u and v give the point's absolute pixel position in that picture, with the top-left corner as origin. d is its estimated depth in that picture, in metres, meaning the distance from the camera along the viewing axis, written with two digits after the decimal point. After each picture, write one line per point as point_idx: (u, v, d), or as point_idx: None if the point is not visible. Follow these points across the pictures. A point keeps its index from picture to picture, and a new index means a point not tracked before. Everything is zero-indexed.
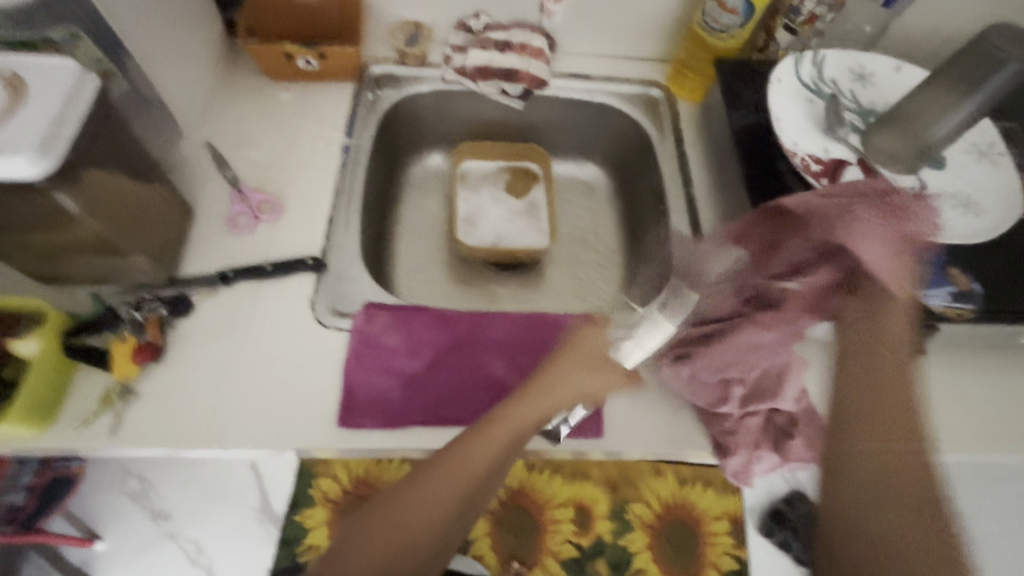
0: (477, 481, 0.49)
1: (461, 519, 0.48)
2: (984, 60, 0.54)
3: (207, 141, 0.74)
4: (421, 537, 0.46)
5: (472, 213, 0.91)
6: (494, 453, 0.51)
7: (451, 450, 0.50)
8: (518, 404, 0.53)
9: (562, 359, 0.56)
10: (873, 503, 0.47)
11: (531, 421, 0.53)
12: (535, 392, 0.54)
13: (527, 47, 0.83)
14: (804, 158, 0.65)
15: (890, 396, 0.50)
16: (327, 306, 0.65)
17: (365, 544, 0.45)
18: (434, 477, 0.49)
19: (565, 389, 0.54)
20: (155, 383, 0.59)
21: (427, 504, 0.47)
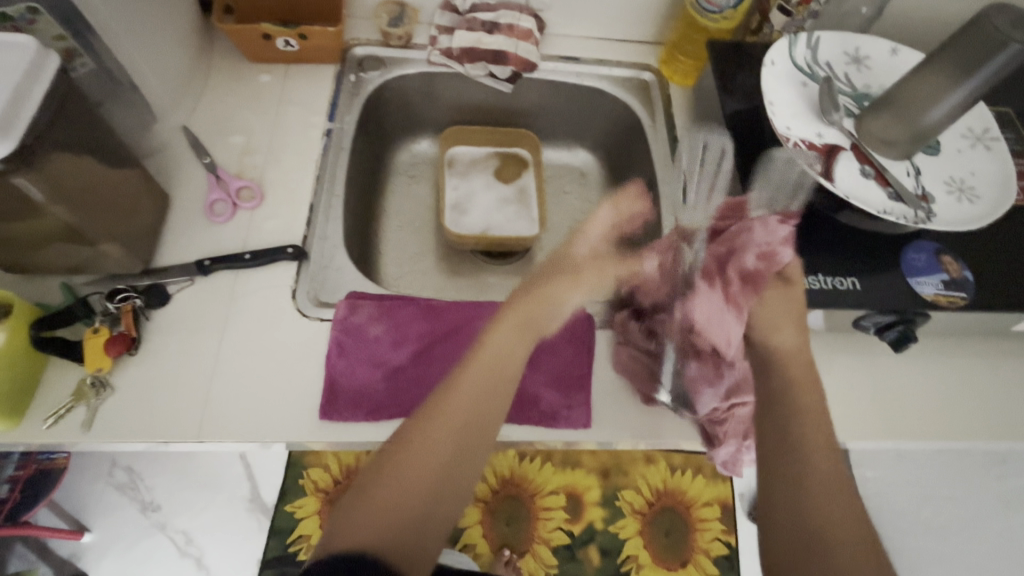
0: (455, 445, 0.49)
1: (445, 487, 0.48)
2: (988, 41, 0.51)
3: (184, 125, 0.71)
4: (403, 511, 0.46)
5: (461, 200, 0.89)
6: (470, 411, 0.50)
7: (419, 421, 0.50)
8: (491, 354, 0.53)
9: (557, 276, 0.60)
10: (810, 504, 0.47)
11: (514, 359, 0.54)
12: (516, 331, 0.55)
13: (514, 28, 0.81)
14: (797, 143, 0.62)
15: (802, 405, 0.52)
16: (309, 296, 0.63)
17: (347, 527, 0.45)
18: (409, 450, 0.48)
19: (562, 305, 0.59)
20: (131, 376, 0.57)
21: (434, 445, 0.48)
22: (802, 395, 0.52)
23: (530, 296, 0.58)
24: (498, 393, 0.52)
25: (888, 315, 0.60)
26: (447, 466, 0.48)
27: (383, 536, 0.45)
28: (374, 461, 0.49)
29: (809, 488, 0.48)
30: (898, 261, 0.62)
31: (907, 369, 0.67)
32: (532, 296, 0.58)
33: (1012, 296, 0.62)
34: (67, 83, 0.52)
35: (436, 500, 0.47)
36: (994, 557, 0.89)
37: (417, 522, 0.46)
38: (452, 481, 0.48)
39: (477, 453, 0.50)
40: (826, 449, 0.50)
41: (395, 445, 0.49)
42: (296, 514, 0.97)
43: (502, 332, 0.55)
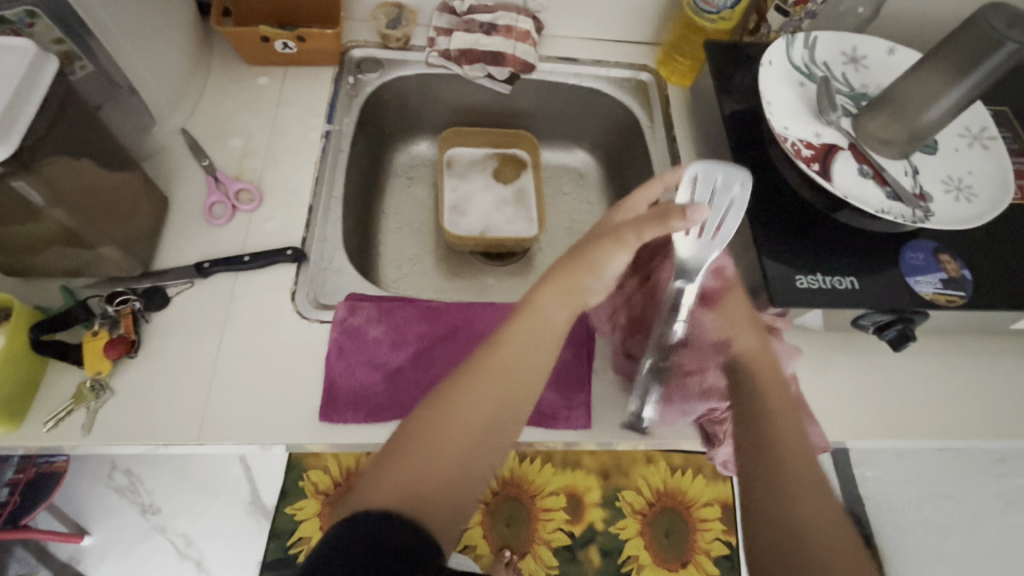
0: (495, 406, 0.49)
1: (482, 448, 0.48)
2: (985, 40, 0.51)
3: (183, 128, 0.72)
4: (449, 465, 0.46)
5: (460, 201, 0.89)
6: (510, 375, 0.51)
7: (460, 380, 0.50)
8: (534, 320, 0.53)
9: (600, 242, 0.55)
10: (790, 503, 0.48)
11: (556, 327, 0.54)
12: (559, 296, 0.55)
13: (513, 29, 0.81)
14: (794, 143, 0.62)
15: (780, 416, 0.54)
16: (308, 298, 0.63)
17: (385, 480, 0.45)
18: (449, 409, 0.48)
19: (604, 271, 0.55)
20: (131, 378, 0.57)
21: (480, 402, 0.49)
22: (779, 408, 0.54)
23: (570, 266, 0.55)
24: (538, 360, 0.52)
25: (887, 314, 0.60)
26: (485, 428, 0.48)
27: (420, 490, 0.45)
28: (412, 419, 0.49)
29: (787, 487, 0.49)
30: (896, 260, 0.62)
31: (906, 368, 0.67)
32: (572, 262, 0.55)
33: (1010, 295, 0.62)
34: (63, 86, 0.52)
35: (473, 461, 0.47)
36: (989, 554, 0.90)
37: (453, 479, 0.46)
38: (488, 444, 0.48)
39: (513, 417, 0.50)
40: (799, 448, 0.51)
41: (434, 404, 0.49)
42: (296, 516, 0.99)
43: (548, 297, 0.55)
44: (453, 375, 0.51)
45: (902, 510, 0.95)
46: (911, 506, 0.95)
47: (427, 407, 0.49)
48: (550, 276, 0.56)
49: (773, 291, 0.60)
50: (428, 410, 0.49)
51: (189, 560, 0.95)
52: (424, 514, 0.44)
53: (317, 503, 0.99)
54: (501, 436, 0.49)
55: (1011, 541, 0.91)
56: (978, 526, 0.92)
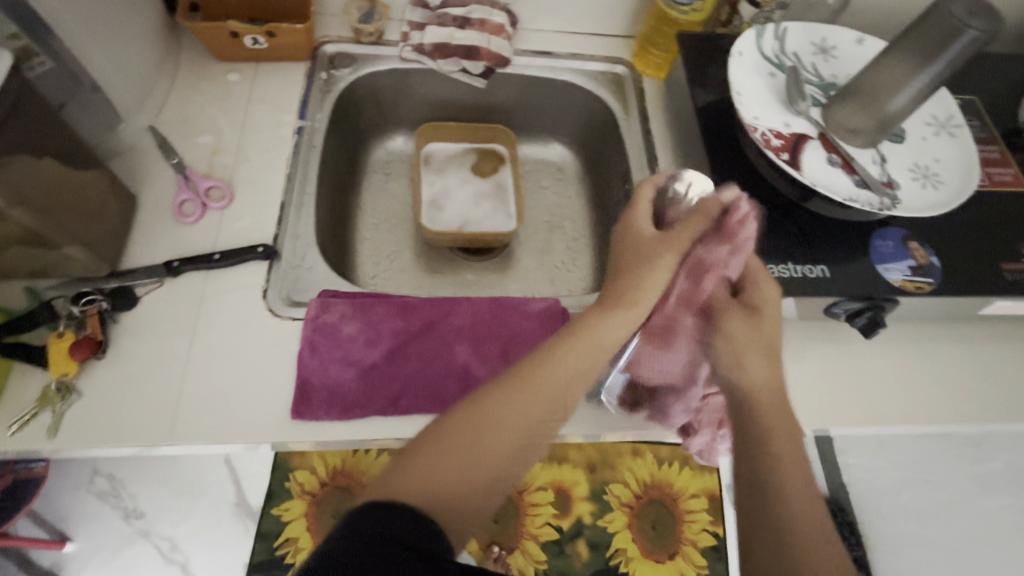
0: (536, 420, 0.46)
1: (515, 461, 0.44)
2: (945, 27, 0.52)
3: (151, 126, 0.70)
4: (478, 471, 0.43)
5: (437, 196, 0.89)
6: (557, 391, 0.47)
7: (505, 389, 0.46)
8: (592, 339, 0.49)
9: (654, 248, 0.52)
10: (782, 516, 0.44)
11: (609, 350, 0.50)
12: (620, 315, 0.51)
13: (486, 24, 0.81)
14: (764, 133, 0.62)
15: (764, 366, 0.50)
16: (281, 296, 0.63)
17: (409, 474, 0.41)
18: (489, 415, 0.45)
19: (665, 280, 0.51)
20: (99, 380, 0.56)
21: (525, 412, 0.45)
22: (768, 357, 0.51)
23: (626, 286, 0.51)
24: (585, 380, 0.49)
25: (858, 301, 0.61)
26: (523, 440, 0.45)
27: (445, 495, 0.41)
28: (448, 416, 0.45)
29: (779, 498, 0.45)
30: (866, 248, 0.63)
31: (880, 356, 0.68)
32: (631, 276, 0.51)
33: (978, 281, 0.62)
34: (18, 80, 0.50)
35: (504, 473, 0.44)
36: (968, 537, 0.92)
37: (484, 490, 0.43)
38: (521, 459, 0.45)
39: (550, 436, 0.47)
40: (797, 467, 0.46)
41: (474, 409, 0.45)
42: (283, 517, 0.98)
43: (607, 317, 0.50)
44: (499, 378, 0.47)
45: (884, 496, 0.97)
46: (893, 492, 0.97)
47: (465, 410, 0.45)
48: (610, 292, 0.52)
49: None
50: (466, 411, 0.45)
51: (174, 564, 0.94)
52: (446, 519, 0.40)
53: (303, 503, 0.99)
54: (534, 453, 0.46)
55: (987, 524, 0.93)
56: (957, 510, 0.94)
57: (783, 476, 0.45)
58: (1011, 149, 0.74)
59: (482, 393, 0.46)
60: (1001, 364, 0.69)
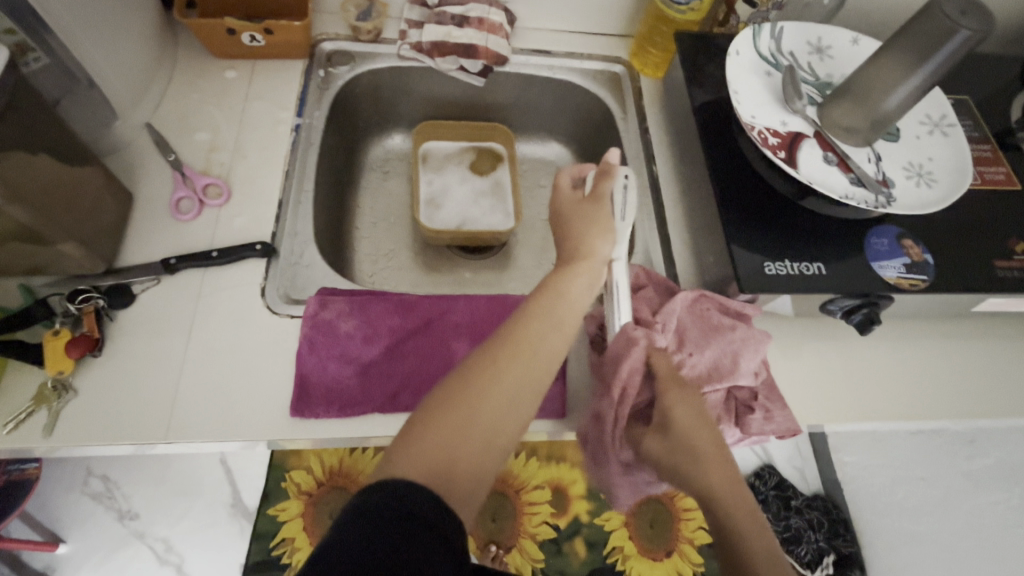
0: (524, 381, 0.46)
1: (512, 422, 0.45)
2: (939, 26, 0.52)
3: (147, 123, 0.70)
4: (474, 440, 0.43)
5: (435, 195, 0.89)
6: (540, 348, 0.48)
7: (489, 357, 0.46)
8: (558, 298, 0.51)
9: (582, 209, 0.57)
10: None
11: (579, 305, 0.52)
12: (575, 274, 0.53)
13: (485, 22, 0.81)
14: (762, 131, 0.63)
15: (694, 479, 0.50)
16: (279, 294, 0.63)
17: (408, 453, 0.41)
18: (476, 381, 0.45)
19: (605, 226, 0.56)
20: (96, 378, 0.56)
21: (511, 376, 0.46)
22: (697, 469, 0.50)
23: (564, 249, 0.56)
24: (567, 339, 0.50)
25: (853, 298, 0.62)
26: (514, 403, 0.45)
27: (447, 468, 0.41)
28: (436, 392, 0.45)
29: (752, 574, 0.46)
30: (861, 245, 0.64)
31: (875, 352, 0.68)
32: (573, 243, 0.55)
33: (972, 279, 0.63)
34: (15, 74, 0.50)
35: (501, 438, 0.44)
36: (961, 533, 0.93)
37: (483, 456, 0.43)
38: (518, 420, 0.45)
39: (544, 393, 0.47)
40: (761, 537, 0.48)
41: (462, 377, 0.45)
42: (280, 517, 0.98)
43: (567, 277, 0.53)
44: (481, 350, 0.48)
45: (879, 493, 0.99)
46: (887, 489, 0.99)
47: (452, 379, 0.46)
48: (561, 262, 0.55)
49: (741, 275, 0.61)
50: (454, 380, 0.45)
51: (170, 565, 0.93)
52: (450, 493, 0.40)
53: (300, 503, 0.98)
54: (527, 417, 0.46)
55: (983, 520, 0.93)
56: (950, 507, 0.95)
57: (755, 550, 0.47)
58: (1003, 149, 0.75)
59: (466, 366, 0.47)
60: (993, 361, 0.70)
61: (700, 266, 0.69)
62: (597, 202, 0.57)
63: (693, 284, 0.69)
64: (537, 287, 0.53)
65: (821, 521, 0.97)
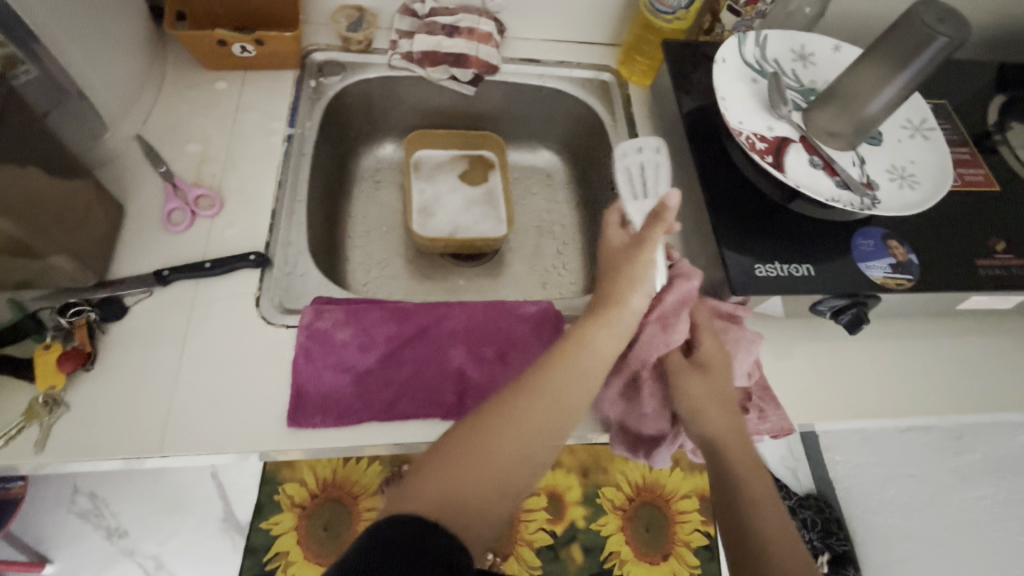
0: (542, 428, 0.47)
1: (523, 466, 0.45)
2: (917, 33, 0.54)
3: (137, 134, 0.69)
4: (484, 477, 0.43)
5: (428, 203, 0.90)
6: (562, 393, 0.49)
7: (510, 400, 0.47)
8: (584, 345, 0.52)
9: (623, 251, 0.57)
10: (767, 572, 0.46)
11: (604, 355, 0.52)
12: (603, 323, 0.53)
13: (475, 32, 0.82)
14: (749, 137, 0.64)
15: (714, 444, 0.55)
16: (273, 304, 0.62)
17: (418, 488, 0.42)
18: (491, 423, 0.46)
19: (639, 279, 0.55)
20: (87, 393, 0.55)
21: (529, 420, 0.46)
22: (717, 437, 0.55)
23: (611, 281, 0.56)
24: (589, 389, 0.50)
25: (842, 298, 0.63)
26: (529, 446, 0.46)
27: (450, 503, 0.41)
28: (454, 429, 0.47)
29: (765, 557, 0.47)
30: (848, 247, 0.65)
31: (864, 352, 0.70)
32: (616, 280, 0.55)
33: (955, 278, 0.65)
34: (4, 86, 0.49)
35: (512, 480, 0.44)
36: (951, 529, 0.94)
37: (493, 495, 0.43)
38: (530, 464, 0.46)
39: (558, 440, 0.48)
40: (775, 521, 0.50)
41: (481, 418, 0.46)
42: (273, 531, 0.97)
43: (595, 327, 0.53)
44: (502, 391, 0.49)
45: (872, 490, 1.01)
46: (879, 487, 1.00)
47: (470, 420, 0.46)
48: (591, 308, 0.56)
49: (733, 277, 0.62)
50: (472, 420, 0.46)
51: None
52: (453, 525, 0.41)
53: (293, 517, 0.97)
54: (541, 459, 0.46)
55: (971, 515, 0.94)
56: (940, 503, 0.96)
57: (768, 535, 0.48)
58: (981, 151, 0.77)
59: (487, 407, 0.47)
60: (979, 357, 0.71)
61: None
62: (645, 244, 0.56)
63: None
64: (564, 338, 0.53)
65: (814, 519, 1.00)
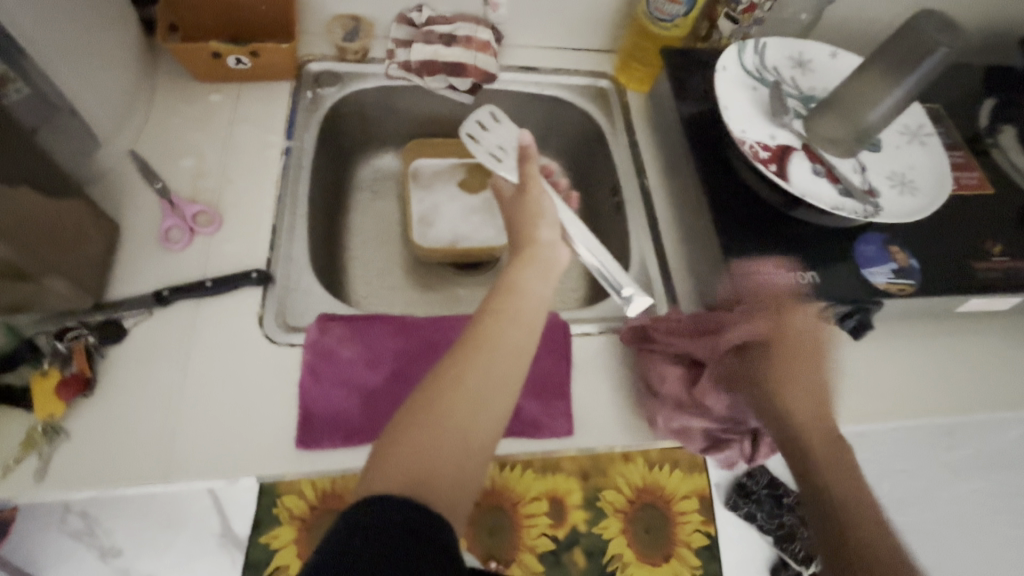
0: (489, 384, 0.46)
1: (484, 425, 0.44)
2: (917, 43, 0.54)
3: (129, 148, 0.68)
4: (450, 442, 0.43)
5: (427, 213, 0.88)
6: (504, 346, 0.48)
7: (453, 360, 0.47)
8: (513, 289, 0.53)
9: (518, 198, 0.64)
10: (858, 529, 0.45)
11: (537, 295, 0.54)
12: (527, 266, 0.56)
13: (472, 41, 0.80)
14: (752, 145, 0.64)
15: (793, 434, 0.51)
16: (277, 322, 0.61)
17: (385, 466, 0.41)
18: (435, 397, 0.44)
19: (549, 217, 0.61)
20: (87, 419, 0.53)
21: (477, 376, 0.46)
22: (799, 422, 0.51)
23: (520, 227, 0.61)
24: (530, 325, 0.51)
25: (846, 304, 0.63)
26: (478, 406, 0.44)
27: (423, 478, 0.40)
28: (402, 411, 0.45)
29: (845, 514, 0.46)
30: (851, 253, 0.66)
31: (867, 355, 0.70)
32: (523, 225, 0.61)
33: (954, 281, 0.66)
34: None
35: (473, 442, 0.43)
36: (948, 524, 0.96)
37: (461, 459, 0.42)
38: (488, 422, 0.45)
39: (512, 388, 0.47)
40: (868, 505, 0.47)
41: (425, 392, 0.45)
42: (271, 544, 0.92)
43: (521, 273, 0.55)
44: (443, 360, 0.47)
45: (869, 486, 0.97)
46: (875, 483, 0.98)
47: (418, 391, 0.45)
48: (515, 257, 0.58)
49: (740, 286, 0.62)
50: (420, 389, 0.45)
51: None
52: (431, 496, 0.40)
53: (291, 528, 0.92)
54: (501, 412, 0.46)
55: (962, 508, 0.96)
56: (937, 499, 0.97)
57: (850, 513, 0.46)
58: (975, 155, 0.79)
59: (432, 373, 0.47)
60: (977, 358, 0.72)
61: (696, 278, 0.70)
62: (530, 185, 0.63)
63: (691, 296, 0.70)
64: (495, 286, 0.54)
65: None
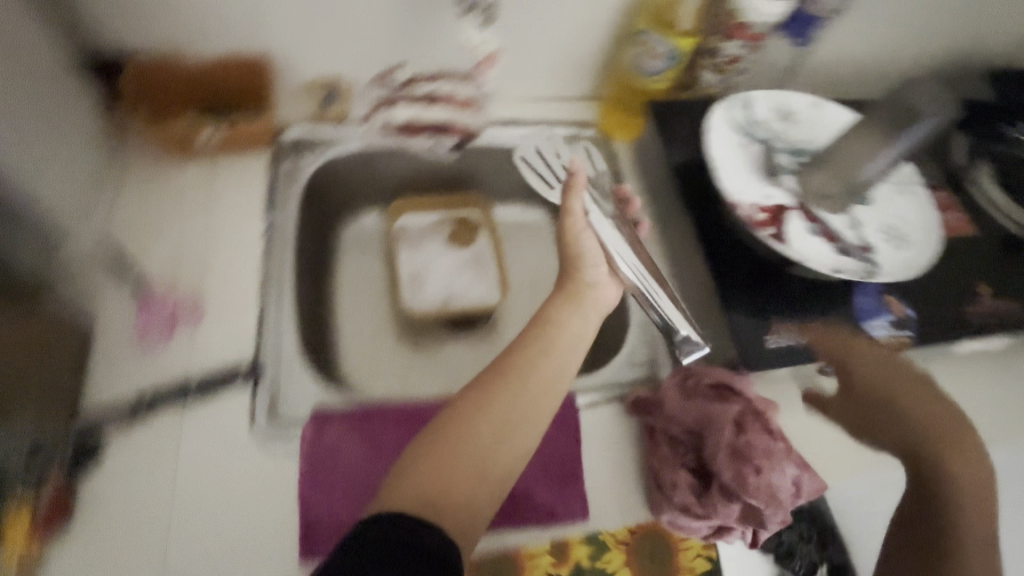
0: (517, 414, 0.47)
1: (506, 455, 0.45)
2: (904, 112, 0.58)
3: (97, 239, 0.63)
4: (468, 465, 0.43)
5: (417, 273, 0.81)
6: (537, 381, 0.49)
7: (487, 387, 0.48)
8: (550, 322, 0.54)
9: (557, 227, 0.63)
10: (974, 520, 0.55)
11: (575, 331, 0.54)
12: (570, 304, 0.57)
13: (455, 99, 0.79)
14: (749, 210, 0.64)
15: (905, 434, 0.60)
16: (268, 420, 0.57)
17: (401, 482, 0.41)
18: (464, 421, 0.45)
19: (593, 258, 0.61)
20: (66, 554, 0.49)
21: (505, 405, 0.47)
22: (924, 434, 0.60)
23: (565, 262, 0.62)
24: (563, 360, 0.52)
25: None
26: (505, 434, 0.45)
27: (436, 497, 0.40)
28: (430, 428, 0.45)
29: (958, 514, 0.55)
30: (849, 308, 0.66)
31: None
32: (568, 265, 0.61)
33: (948, 328, 0.67)
34: None
35: (493, 467, 0.44)
36: None
37: (476, 483, 0.42)
38: (511, 451, 0.45)
39: (539, 423, 0.47)
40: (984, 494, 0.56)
41: (450, 416, 0.46)
42: None
43: (562, 309, 0.56)
44: (476, 385, 0.48)
45: None
46: None
47: (448, 415, 0.46)
48: (559, 292, 0.59)
49: (745, 352, 0.62)
50: (448, 413, 0.46)
51: None
52: (443, 516, 0.40)
53: None
54: (525, 444, 0.46)
55: None
56: None
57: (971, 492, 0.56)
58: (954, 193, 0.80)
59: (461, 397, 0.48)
60: None
61: None
62: (568, 214, 0.62)
63: None
64: (532, 321, 0.55)
65: None
